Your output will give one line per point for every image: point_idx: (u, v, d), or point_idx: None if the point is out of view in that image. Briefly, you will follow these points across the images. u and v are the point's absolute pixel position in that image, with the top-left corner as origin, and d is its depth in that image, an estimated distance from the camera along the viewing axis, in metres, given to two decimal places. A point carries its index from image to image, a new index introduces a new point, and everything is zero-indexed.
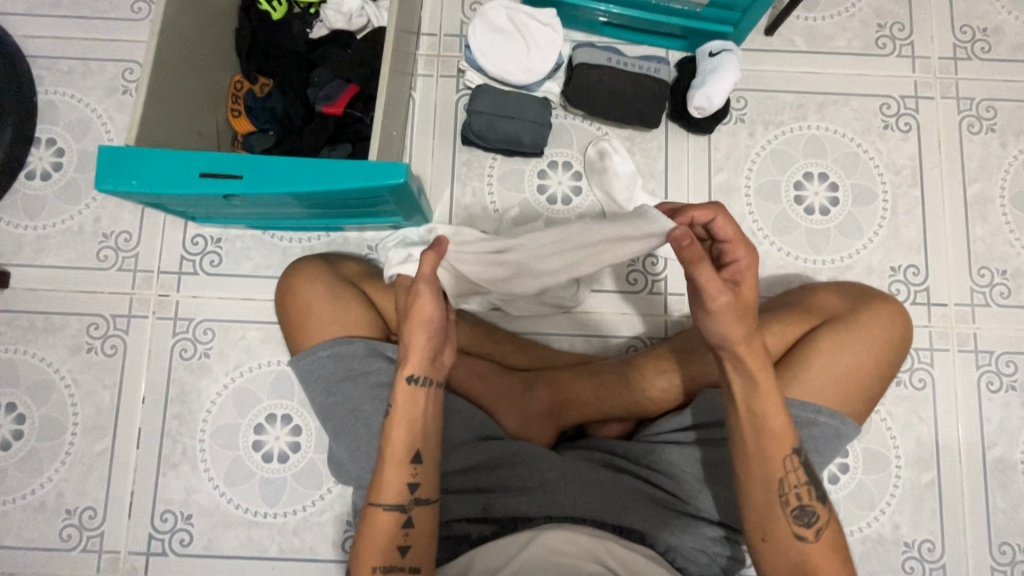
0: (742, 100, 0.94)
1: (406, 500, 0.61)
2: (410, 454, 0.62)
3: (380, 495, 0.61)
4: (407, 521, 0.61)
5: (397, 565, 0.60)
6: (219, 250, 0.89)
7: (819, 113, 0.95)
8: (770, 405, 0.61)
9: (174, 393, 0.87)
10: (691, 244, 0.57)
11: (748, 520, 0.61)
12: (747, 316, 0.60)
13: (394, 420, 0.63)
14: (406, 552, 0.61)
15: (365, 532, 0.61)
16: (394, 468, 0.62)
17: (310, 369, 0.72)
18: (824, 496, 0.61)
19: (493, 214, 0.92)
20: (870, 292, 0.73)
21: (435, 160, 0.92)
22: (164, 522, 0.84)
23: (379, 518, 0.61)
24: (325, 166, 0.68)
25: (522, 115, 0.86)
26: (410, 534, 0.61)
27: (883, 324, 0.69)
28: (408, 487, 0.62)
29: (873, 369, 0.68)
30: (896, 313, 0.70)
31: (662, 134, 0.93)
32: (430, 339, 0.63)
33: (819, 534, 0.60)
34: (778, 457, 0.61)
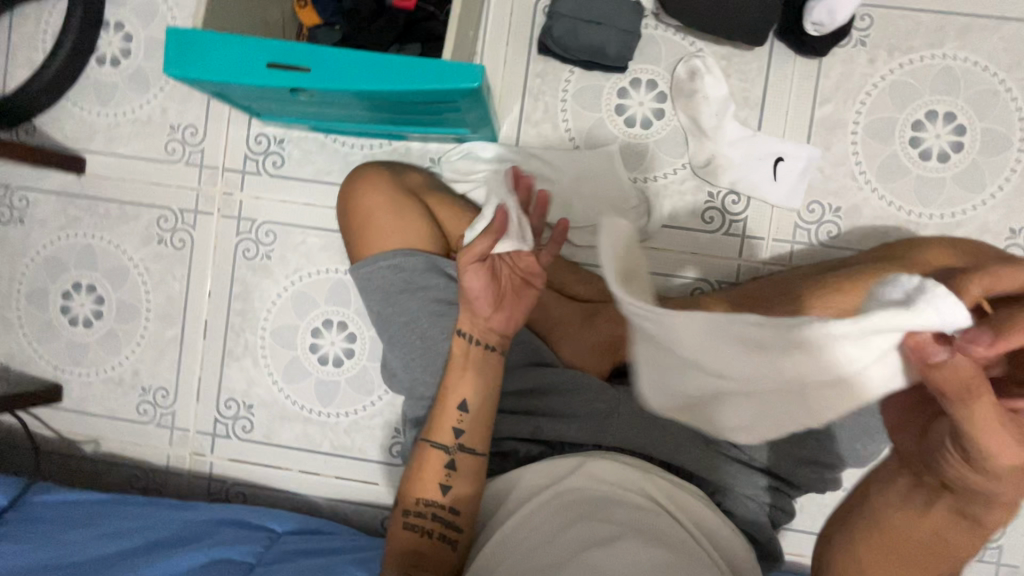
0: (866, 18, 0.81)
1: (450, 441, 0.64)
2: (458, 403, 0.64)
3: (430, 431, 0.64)
4: (450, 463, 0.63)
5: (437, 501, 0.62)
6: (281, 151, 0.88)
7: (959, 40, 0.80)
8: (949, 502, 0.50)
9: (237, 290, 0.89)
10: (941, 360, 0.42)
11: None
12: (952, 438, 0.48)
13: (449, 371, 0.65)
14: (448, 491, 0.62)
15: (413, 468, 0.64)
16: (443, 412, 0.64)
17: (369, 279, 0.71)
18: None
19: (564, 134, 0.85)
20: (988, 253, 0.65)
21: (508, 69, 0.85)
22: (228, 409, 0.89)
23: (426, 455, 0.64)
24: (396, 64, 0.62)
25: (610, 22, 0.77)
26: (452, 474, 0.63)
27: (999, 289, 0.62)
28: (454, 429, 0.64)
29: None
30: (1017, 278, 0.62)
31: (765, 54, 0.82)
32: (476, 304, 0.65)
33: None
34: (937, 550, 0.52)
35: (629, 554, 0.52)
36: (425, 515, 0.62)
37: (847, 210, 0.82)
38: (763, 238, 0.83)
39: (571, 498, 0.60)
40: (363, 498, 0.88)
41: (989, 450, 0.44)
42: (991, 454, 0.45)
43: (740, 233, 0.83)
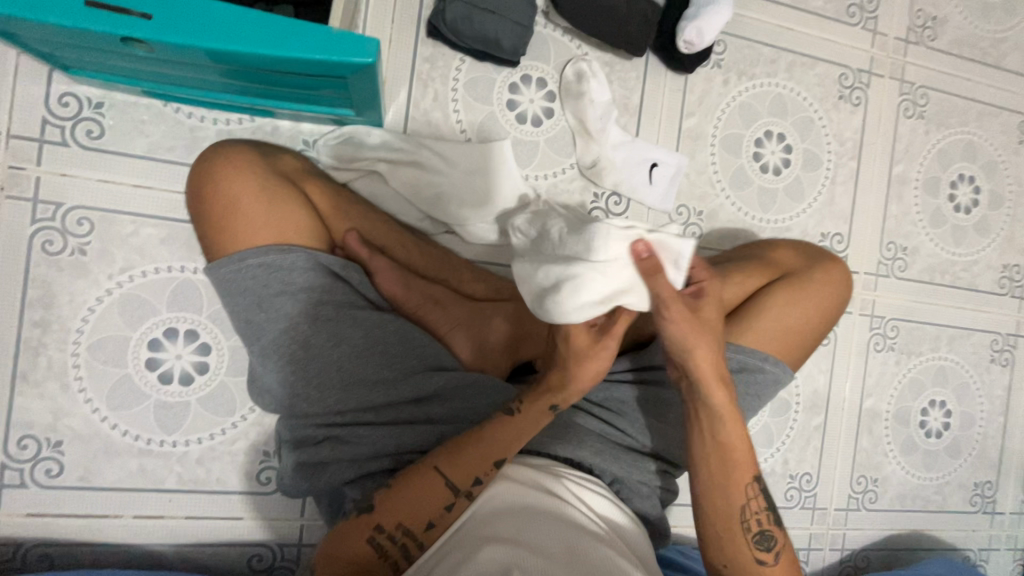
0: (721, 44, 0.91)
1: (465, 486, 0.58)
2: (496, 458, 0.60)
3: (455, 466, 0.59)
4: (450, 506, 0.57)
5: (415, 534, 0.56)
6: (100, 118, 0.69)
7: (788, 72, 0.95)
8: (735, 432, 0.64)
9: (35, 295, 0.68)
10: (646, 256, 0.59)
11: (710, 543, 0.65)
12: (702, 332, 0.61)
13: (504, 421, 0.62)
14: (431, 530, 0.57)
15: (408, 484, 0.58)
16: (478, 456, 0.59)
17: (235, 280, 0.59)
18: (778, 521, 0.66)
19: (455, 125, 0.81)
20: (822, 253, 0.77)
21: (394, 49, 0.78)
22: (23, 450, 0.69)
23: (434, 483, 0.58)
24: (273, 25, 0.53)
25: (504, 12, 0.74)
26: (445, 519, 0.57)
27: (828, 284, 0.74)
28: (476, 478, 0.59)
29: (814, 323, 0.73)
30: (841, 274, 0.75)
31: (642, 65, 0.88)
32: (389, 284, 0.68)
33: (773, 557, 0.64)
34: (743, 482, 0.65)
35: (601, 559, 0.53)
36: (395, 540, 0.56)
37: (708, 213, 0.92)
38: None
39: (516, 497, 0.58)
40: (225, 537, 0.75)
41: (700, 334, 0.61)
42: (700, 339, 0.61)
43: None
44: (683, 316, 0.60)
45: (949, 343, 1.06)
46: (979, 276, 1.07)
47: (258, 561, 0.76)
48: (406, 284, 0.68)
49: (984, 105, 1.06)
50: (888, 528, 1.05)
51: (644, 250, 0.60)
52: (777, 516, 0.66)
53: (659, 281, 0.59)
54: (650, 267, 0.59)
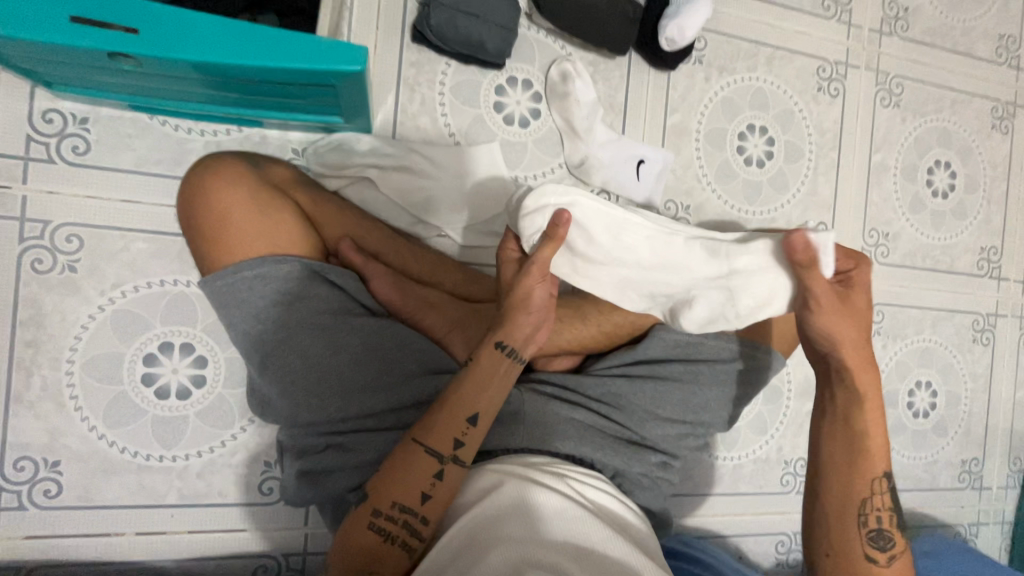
0: (702, 40, 0.93)
1: (446, 451, 0.58)
2: (468, 414, 0.60)
3: (431, 432, 0.59)
4: (438, 474, 0.58)
5: (412, 508, 0.56)
6: (85, 134, 0.69)
7: (767, 67, 0.97)
8: (871, 422, 0.65)
9: (25, 314, 0.68)
10: (804, 248, 0.57)
11: (819, 533, 0.66)
12: (857, 321, 0.61)
13: (467, 377, 0.61)
14: (426, 501, 0.57)
15: (396, 463, 0.58)
16: (450, 419, 0.59)
17: (230, 292, 0.60)
18: (902, 526, 0.65)
19: (443, 129, 0.82)
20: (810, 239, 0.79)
21: (380, 55, 0.79)
22: (19, 472, 0.68)
23: (416, 456, 0.58)
24: (260, 35, 0.53)
25: (488, 15, 0.75)
26: (436, 486, 0.58)
27: None
28: (455, 440, 0.59)
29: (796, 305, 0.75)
30: None
31: (625, 63, 0.89)
32: (384, 288, 0.68)
33: (891, 560, 0.63)
34: (868, 476, 0.65)
35: (609, 560, 0.53)
36: (395, 521, 0.56)
37: (695, 208, 0.94)
38: None
39: (516, 495, 0.58)
40: (229, 549, 0.74)
41: (852, 323, 0.61)
42: (849, 328, 0.61)
43: None
44: (829, 304, 0.60)
45: (932, 325, 1.09)
46: (958, 259, 1.10)
47: (263, 571, 0.76)
48: (401, 287, 0.69)
49: (956, 92, 1.09)
50: None
51: (801, 244, 0.57)
52: (901, 520, 0.66)
53: (808, 275, 0.59)
54: (807, 261, 0.58)
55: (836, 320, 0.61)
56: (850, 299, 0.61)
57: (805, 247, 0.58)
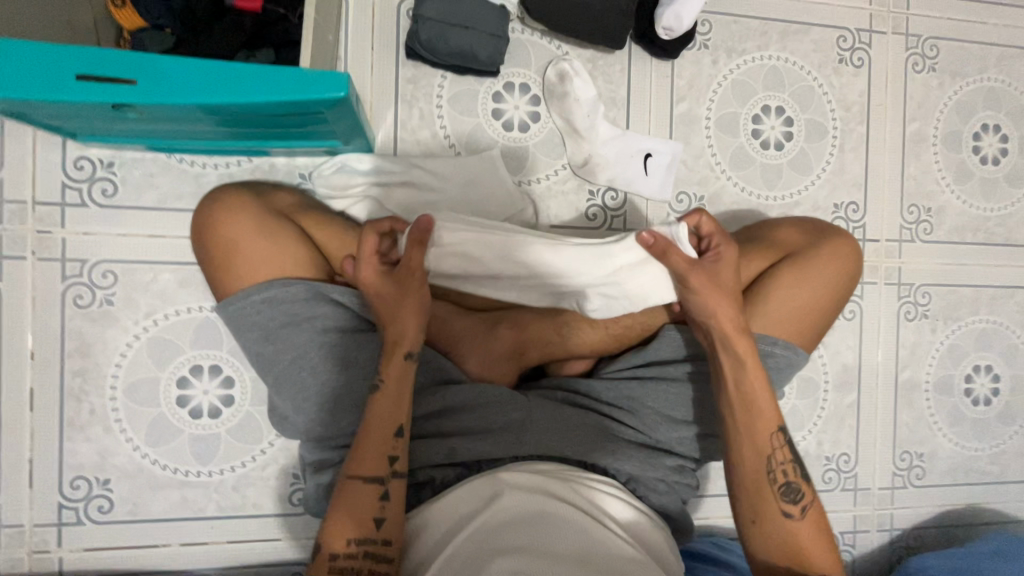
0: (707, 24, 0.89)
1: (384, 471, 0.59)
2: (393, 428, 0.60)
3: (361, 462, 0.58)
4: (384, 494, 0.58)
5: (370, 536, 0.56)
6: (113, 177, 0.74)
7: (781, 43, 0.92)
8: (757, 384, 0.65)
9: (72, 346, 0.74)
10: (654, 241, 0.64)
11: (738, 501, 0.65)
12: (724, 291, 0.65)
13: (379, 396, 0.61)
14: (383, 524, 0.57)
15: (338, 503, 0.57)
16: (373, 442, 0.59)
17: (243, 316, 0.63)
18: (805, 476, 0.66)
19: (444, 141, 0.83)
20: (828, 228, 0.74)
21: (377, 75, 0.80)
22: (76, 490, 0.74)
23: (356, 489, 0.58)
24: (247, 73, 0.55)
25: (477, 25, 0.75)
26: (387, 506, 0.58)
27: (837, 259, 0.71)
28: (388, 458, 0.59)
29: (826, 300, 0.70)
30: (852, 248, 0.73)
31: (625, 57, 0.87)
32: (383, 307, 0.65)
33: (802, 512, 0.64)
34: (766, 433, 0.65)
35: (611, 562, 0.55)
36: (357, 556, 0.55)
37: (709, 198, 0.90)
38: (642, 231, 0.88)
39: (517, 507, 0.59)
40: (265, 558, 0.79)
41: (718, 294, 0.65)
42: (718, 299, 0.65)
43: (621, 227, 0.88)
44: (698, 284, 0.65)
45: (989, 304, 1.00)
46: (1016, 230, 1.00)
47: None
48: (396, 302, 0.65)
49: (1003, 48, 0.99)
50: (942, 505, 0.99)
51: (650, 240, 0.65)
52: (804, 470, 0.67)
53: (673, 258, 0.65)
54: (660, 251, 0.64)
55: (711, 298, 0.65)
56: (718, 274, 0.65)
57: (654, 240, 0.65)
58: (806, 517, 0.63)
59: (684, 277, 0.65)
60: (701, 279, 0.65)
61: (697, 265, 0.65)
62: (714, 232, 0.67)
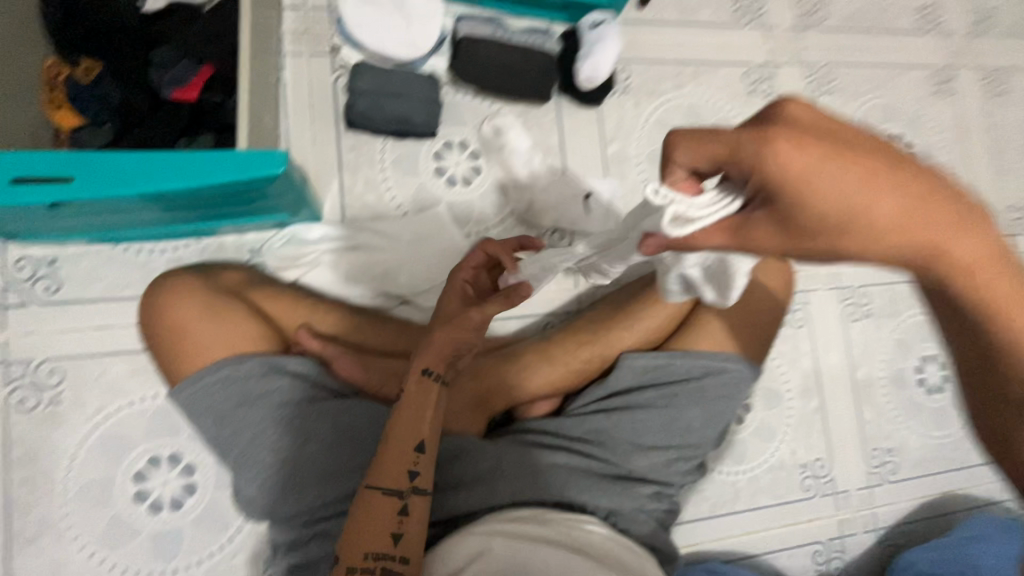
0: (624, 72, 0.97)
1: (405, 483, 0.57)
2: (415, 441, 0.59)
3: (381, 474, 0.57)
4: (403, 508, 0.56)
5: (387, 552, 0.54)
6: (56, 273, 0.74)
7: (694, 82, 1.00)
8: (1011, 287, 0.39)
9: (17, 453, 0.71)
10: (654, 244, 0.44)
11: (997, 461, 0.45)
12: (891, 197, 0.34)
13: (402, 407, 0.60)
14: (401, 540, 0.55)
15: (354, 518, 0.55)
16: (396, 451, 0.58)
17: (198, 399, 0.62)
18: None
19: (391, 202, 0.85)
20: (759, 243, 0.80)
21: (319, 148, 0.84)
22: None
23: (376, 499, 0.56)
24: (184, 160, 0.57)
25: (410, 92, 0.80)
26: (405, 522, 0.56)
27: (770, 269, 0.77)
28: (409, 470, 0.57)
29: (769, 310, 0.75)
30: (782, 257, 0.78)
31: (554, 108, 0.92)
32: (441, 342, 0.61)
33: None
34: None
35: None
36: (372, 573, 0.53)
37: None
38: None
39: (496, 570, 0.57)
40: None
41: (870, 209, 0.34)
42: (895, 216, 0.34)
43: None
44: (818, 239, 0.36)
45: None
46: None
47: None
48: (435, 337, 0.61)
49: (889, 68, 1.10)
50: (919, 497, 1.01)
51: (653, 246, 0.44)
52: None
53: (702, 239, 0.41)
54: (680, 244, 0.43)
55: (824, 255, 0.38)
56: (829, 196, 0.34)
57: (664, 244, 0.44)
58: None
59: (737, 245, 0.40)
60: (789, 243, 0.38)
61: (748, 222, 0.39)
62: (817, 166, 0.34)
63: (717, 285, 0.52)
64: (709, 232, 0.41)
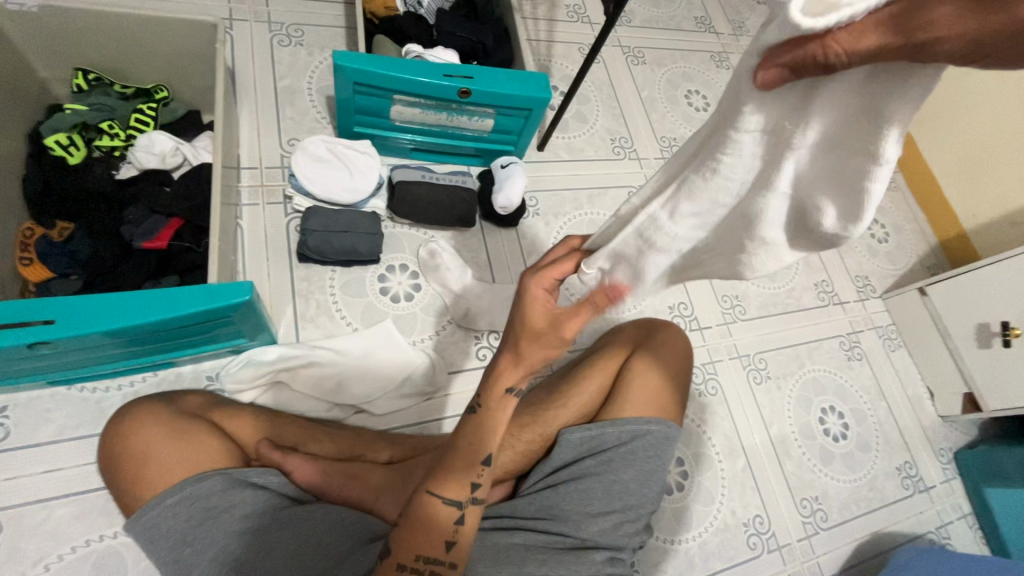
0: (533, 199, 1.18)
1: (465, 496, 0.62)
2: (483, 455, 0.63)
3: (445, 483, 0.61)
4: (459, 518, 0.61)
5: (439, 556, 0.60)
6: (5, 420, 0.75)
7: (590, 202, 1.23)
8: None
9: None
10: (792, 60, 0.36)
11: None
12: None
13: (481, 418, 0.62)
14: (453, 546, 0.60)
15: (414, 517, 0.60)
16: (465, 465, 0.62)
17: (158, 523, 0.63)
18: None
19: (341, 321, 0.95)
20: (659, 322, 0.96)
21: (274, 280, 0.94)
22: None
23: (434, 505, 0.61)
24: (160, 297, 0.65)
25: (355, 229, 0.94)
26: (459, 531, 0.61)
27: (670, 342, 0.92)
28: (472, 483, 0.62)
29: (676, 377, 0.88)
30: (678, 331, 0.94)
31: (479, 231, 1.10)
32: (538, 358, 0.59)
33: None
34: None
35: None
36: (422, 573, 0.59)
37: None
38: None
39: None
40: None
41: None
42: None
43: None
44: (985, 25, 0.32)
45: (809, 357, 1.25)
46: (802, 297, 1.31)
47: None
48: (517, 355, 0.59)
49: None
50: (853, 541, 1.10)
51: (774, 78, 0.38)
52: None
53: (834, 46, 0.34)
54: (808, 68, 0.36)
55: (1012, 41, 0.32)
56: None
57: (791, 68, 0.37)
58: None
59: (904, 41, 0.33)
60: (986, 22, 0.32)
61: (924, 1, 0.33)
62: None
63: (849, 206, 0.43)
64: (859, 31, 0.34)
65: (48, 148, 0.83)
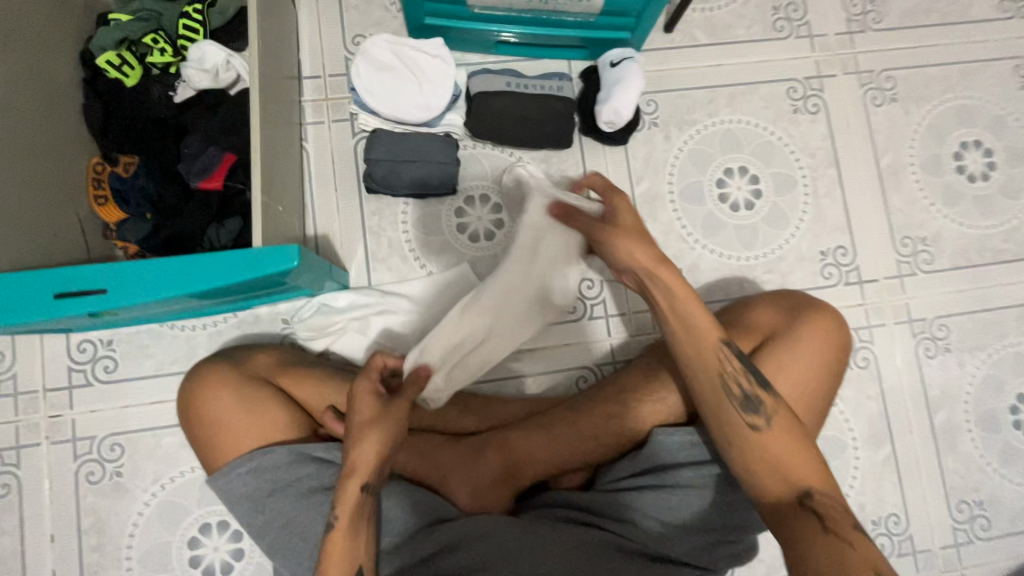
0: (652, 104, 0.91)
1: None
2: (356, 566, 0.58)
3: None
4: None
5: None
6: (113, 353, 0.79)
7: (730, 106, 0.92)
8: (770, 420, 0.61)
9: (87, 523, 0.77)
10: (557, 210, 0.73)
11: (704, 415, 0.63)
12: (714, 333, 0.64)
13: (335, 531, 0.59)
14: None
15: None
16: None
17: (229, 488, 0.65)
18: (762, 380, 0.63)
19: (415, 264, 0.85)
20: (807, 304, 0.76)
21: (343, 215, 0.85)
22: None
23: None
24: (206, 263, 0.59)
25: (425, 156, 0.79)
26: None
27: (820, 334, 0.72)
28: None
29: (815, 382, 0.71)
30: (833, 319, 0.74)
31: (578, 150, 0.89)
32: (379, 450, 0.61)
33: (769, 422, 0.61)
34: (709, 347, 0.63)
35: None
36: None
37: (688, 269, 0.89)
38: (625, 313, 0.88)
39: None
40: None
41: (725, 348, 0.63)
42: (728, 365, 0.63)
43: (602, 314, 0.87)
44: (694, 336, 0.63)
45: (1018, 325, 0.93)
46: None
47: None
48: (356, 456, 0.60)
49: (963, 64, 0.97)
50: (1020, 557, 0.89)
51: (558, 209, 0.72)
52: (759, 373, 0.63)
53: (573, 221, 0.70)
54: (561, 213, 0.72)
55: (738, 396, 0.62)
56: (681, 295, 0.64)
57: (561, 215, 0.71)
58: (796, 431, 0.60)
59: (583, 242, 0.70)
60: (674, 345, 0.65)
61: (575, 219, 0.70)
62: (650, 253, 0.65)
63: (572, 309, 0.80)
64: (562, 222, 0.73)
65: (102, 69, 0.76)
